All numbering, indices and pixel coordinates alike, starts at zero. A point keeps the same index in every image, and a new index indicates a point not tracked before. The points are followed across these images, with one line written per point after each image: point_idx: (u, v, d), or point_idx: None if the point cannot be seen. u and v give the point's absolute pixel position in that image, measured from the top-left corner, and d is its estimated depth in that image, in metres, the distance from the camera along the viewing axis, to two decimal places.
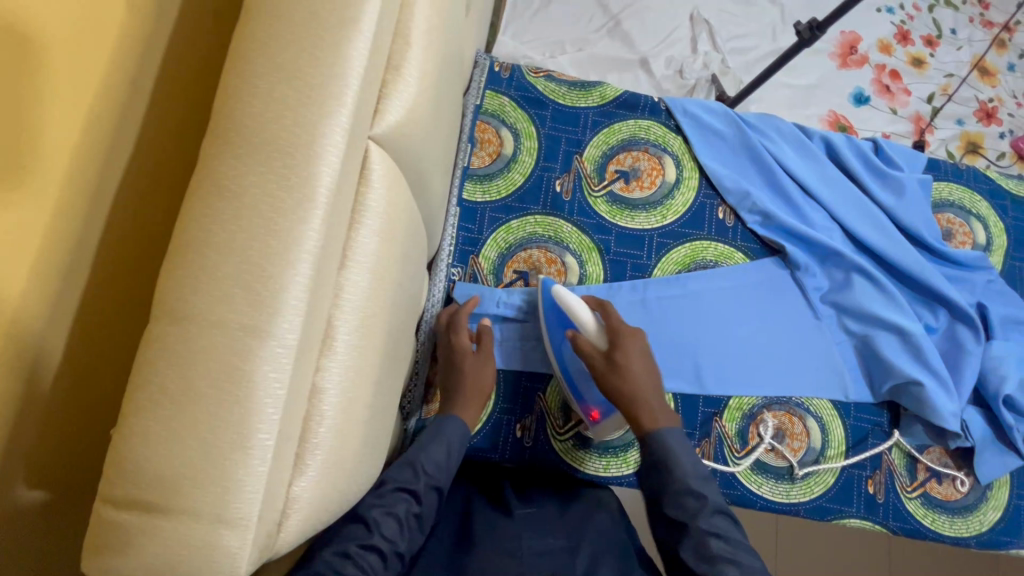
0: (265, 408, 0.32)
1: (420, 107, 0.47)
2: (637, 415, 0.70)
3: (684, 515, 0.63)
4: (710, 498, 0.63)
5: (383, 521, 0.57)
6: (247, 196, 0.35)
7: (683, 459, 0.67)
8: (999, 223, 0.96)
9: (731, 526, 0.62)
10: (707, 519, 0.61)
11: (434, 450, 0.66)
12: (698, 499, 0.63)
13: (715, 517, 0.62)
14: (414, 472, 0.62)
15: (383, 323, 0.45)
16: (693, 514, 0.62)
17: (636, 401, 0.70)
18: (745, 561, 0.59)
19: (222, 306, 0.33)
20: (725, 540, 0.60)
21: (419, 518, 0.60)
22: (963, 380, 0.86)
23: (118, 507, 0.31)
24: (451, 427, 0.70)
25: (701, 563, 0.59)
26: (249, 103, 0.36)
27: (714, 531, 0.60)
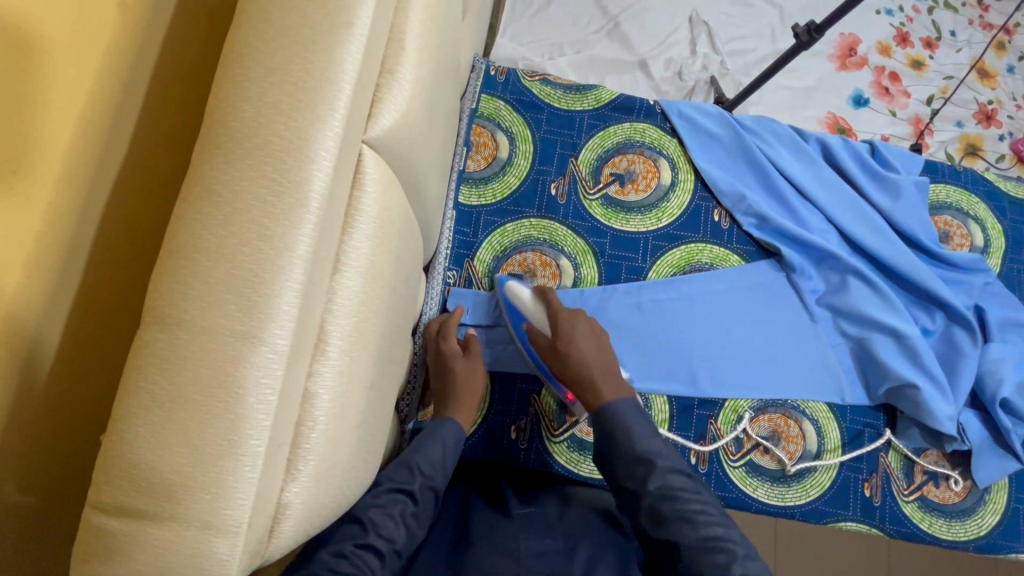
0: (255, 414, 0.32)
1: (413, 111, 0.47)
2: (586, 392, 0.70)
3: (635, 482, 0.61)
4: (659, 459, 0.62)
5: (380, 521, 0.57)
6: (238, 201, 0.34)
7: (631, 423, 0.65)
8: (996, 225, 0.96)
9: (684, 482, 0.61)
10: (657, 482, 0.60)
11: (430, 450, 0.66)
12: (647, 462, 0.61)
13: (665, 477, 0.60)
14: (409, 472, 0.62)
15: (377, 328, 0.45)
16: (644, 479, 0.61)
17: (581, 375, 0.70)
18: (700, 516, 0.57)
19: (212, 312, 0.33)
20: (678, 499, 0.59)
21: (416, 518, 0.60)
22: (959, 383, 0.86)
23: (107, 514, 0.31)
24: (447, 428, 0.69)
25: (659, 527, 0.58)
26: (240, 108, 0.36)
27: (665, 493, 0.59)
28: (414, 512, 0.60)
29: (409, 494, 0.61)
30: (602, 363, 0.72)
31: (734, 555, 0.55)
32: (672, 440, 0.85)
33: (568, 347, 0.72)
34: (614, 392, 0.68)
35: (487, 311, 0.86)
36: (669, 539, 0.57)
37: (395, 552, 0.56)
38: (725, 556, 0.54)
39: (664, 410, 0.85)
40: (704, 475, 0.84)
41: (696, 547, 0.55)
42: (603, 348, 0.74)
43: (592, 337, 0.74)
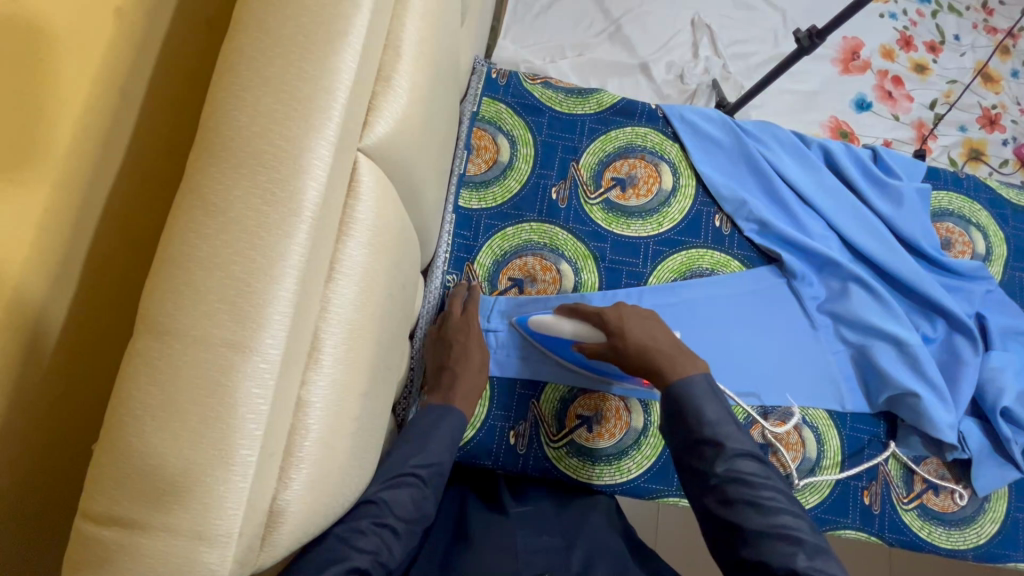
0: (246, 424, 0.32)
1: (410, 118, 0.47)
2: (655, 375, 0.69)
3: (704, 462, 0.61)
4: (729, 442, 0.60)
5: (396, 501, 0.57)
6: (232, 209, 0.34)
7: (702, 404, 0.63)
8: (998, 232, 0.95)
9: (755, 467, 0.59)
10: (724, 466, 0.59)
11: (441, 435, 0.66)
12: (716, 446, 0.60)
13: (735, 462, 0.59)
14: (422, 455, 0.63)
15: (373, 335, 0.45)
16: (711, 460, 0.60)
17: (652, 360, 0.69)
18: (769, 502, 0.56)
19: (204, 321, 0.33)
20: (747, 484, 0.58)
21: (429, 503, 0.61)
22: (960, 391, 0.85)
23: (98, 523, 0.31)
24: (452, 417, 0.69)
25: (724, 508, 0.58)
26: (235, 116, 0.36)
27: (733, 477, 0.58)
28: (427, 497, 0.61)
29: (423, 481, 0.61)
30: (668, 342, 0.71)
31: (802, 545, 0.54)
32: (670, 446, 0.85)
33: (630, 339, 0.71)
34: (686, 367, 0.67)
35: (489, 317, 0.86)
36: (734, 522, 0.57)
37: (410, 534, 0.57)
38: (792, 546, 0.54)
39: None
40: None
41: (760, 533, 0.55)
42: (660, 328, 0.73)
43: (648, 323, 0.73)
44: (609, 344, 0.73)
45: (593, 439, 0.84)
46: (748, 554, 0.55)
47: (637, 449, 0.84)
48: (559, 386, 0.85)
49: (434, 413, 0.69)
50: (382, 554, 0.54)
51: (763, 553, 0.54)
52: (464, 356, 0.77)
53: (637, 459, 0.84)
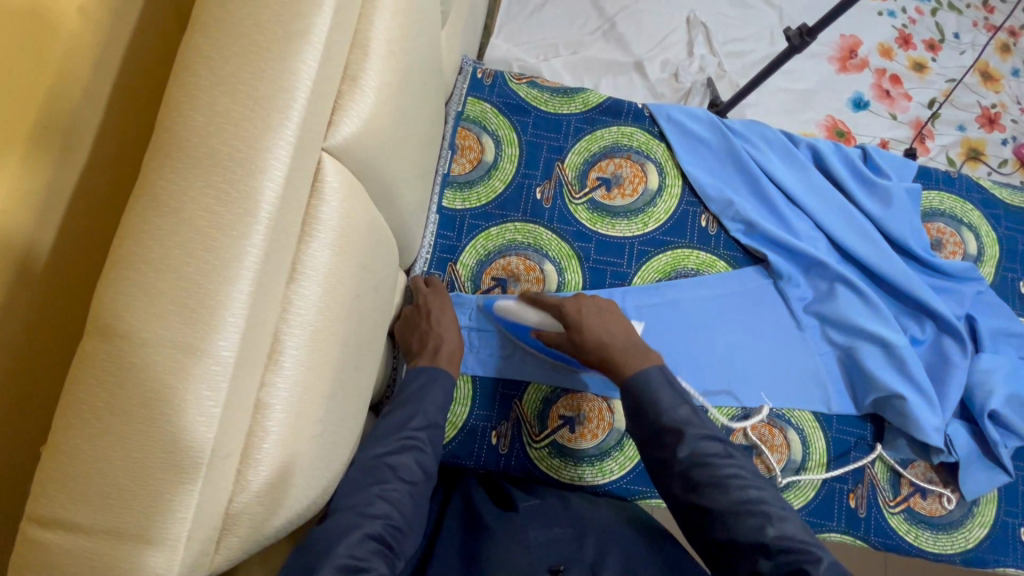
0: (197, 427, 0.32)
1: (379, 118, 0.47)
2: (611, 369, 0.69)
3: (667, 451, 0.61)
4: (688, 426, 0.61)
5: (398, 466, 0.59)
6: (185, 211, 0.34)
7: (658, 394, 0.64)
8: (991, 233, 0.94)
9: (716, 447, 0.60)
10: (687, 450, 0.59)
11: (433, 395, 0.67)
12: (677, 433, 0.61)
13: (697, 446, 0.59)
14: (416, 418, 0.63)
15: (339, 337, 0.45)
16: (674, 448, 0.60)
17: (608, 355, 0.70)
18: (733, 480, 0.57)
19: (154, 323, 0.33)
20: (710, 465, 0.58)
21: (430, 460, 0.62)
22: (948, 395, 0.84)
23: (43, 525, 0.31)
24: (441, 378, 0.69)
25: (692, 494, 0.58)
26: (190, 117, 0.36)
27: (697, 460, 0.59)
28: (427, 455, 0.62)
29: (421, 441, 0.62)
30: (624, 339, 0.71)
31: (771, 517, 0.54)
32: None
33: (585, 333, 0.72)
34: (640, 362, 0.68)
35: (470, 315, 0.86)
36: (704, 506, 0.57)
37: (415, 492, 0.59)
38: (760, 518, 0.54)
39: None
40: None
41: (729, 512, 0.55)
42: (617, 322, 0.74)
43: (606, 319, 0.74)
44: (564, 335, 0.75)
45: (576, 440, 0.84)
46: (723, 535, 0.55)
47: (620, 449, 0.84)
48: (542, 386, 0.85)
49: (421, 377, 0.68)
50: (393, 516, 0.55)
51: (735, 531, 0.55)
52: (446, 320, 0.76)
53: (620, 460, 0.83)
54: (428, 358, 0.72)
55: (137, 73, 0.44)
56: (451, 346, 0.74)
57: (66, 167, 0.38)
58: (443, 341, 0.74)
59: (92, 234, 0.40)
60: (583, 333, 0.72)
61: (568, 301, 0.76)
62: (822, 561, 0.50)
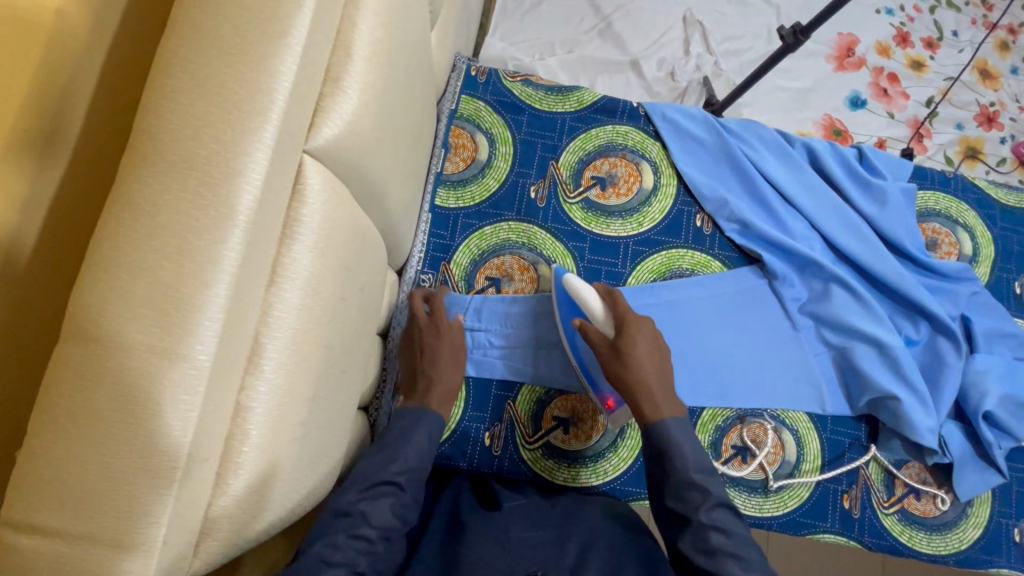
0: (173, 433, 0.32)
1: (364, 118, 0.46)
2: (643, 405, 0.71)
3: (689, 508, 0.63)
4: (712, 492, 0.63)
5: (371, 513, 0.59)
6: (162, 213, 0.34)
7: (685, 451, 0.66)
8: (986, 233, 0.94)
9: (732, 520, 0.62)
10: (707, 514, 0.62)
11: (417, 439, 0.67)
12: (704, 493, 0.63)
13: (716, 513, 0.62)
14: (397, 463, 0.64)
15: (323, 339, 0.44)
16: (698, 507, 0.62)
17: (644, 393, 0.71)
18: (745, 555, 0.59)
19: (129, 327, 0.32)
20: (726, 535, 0.60)
21: (408, 505, 0.63)
22: (942, 396, 0.84)
23: (18, 531, 0.30)
24: (428, 420, 0.70)
25: (702, 557, 0.60)
26: (167, 118, 0.35)
27: (717, 526, 0.61)
28: (406, 501, 0.63)
29: (399, 486, 0.62)
30: (660, 375, 0.73)
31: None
32: None
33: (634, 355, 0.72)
34: (672, 409, 0.70)
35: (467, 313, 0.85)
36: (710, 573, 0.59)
37: (390, 539, 0.60)
38: None
39: None
40: None
41: None
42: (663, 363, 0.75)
43: (653, 350, 0.75)
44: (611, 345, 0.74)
45: (570, 441, 0.83)
46: None
47: (615, 450, 0.84)
48: (536, 387, 0.85)
49: (409, 417, 0.69)
50: (359, 564, 0.56)
51: None
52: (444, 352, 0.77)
53: (614, 461, 0.83)
54: (419, 397, 0.73)
55: (120, 71, 0.43)
56: (446, 389, 0.75)
57: (46, 168, 0.38)
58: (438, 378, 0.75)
59: (71, 236, 0.40)
60: (632, 358, 0.72)
61: (635, 318, 0.75)
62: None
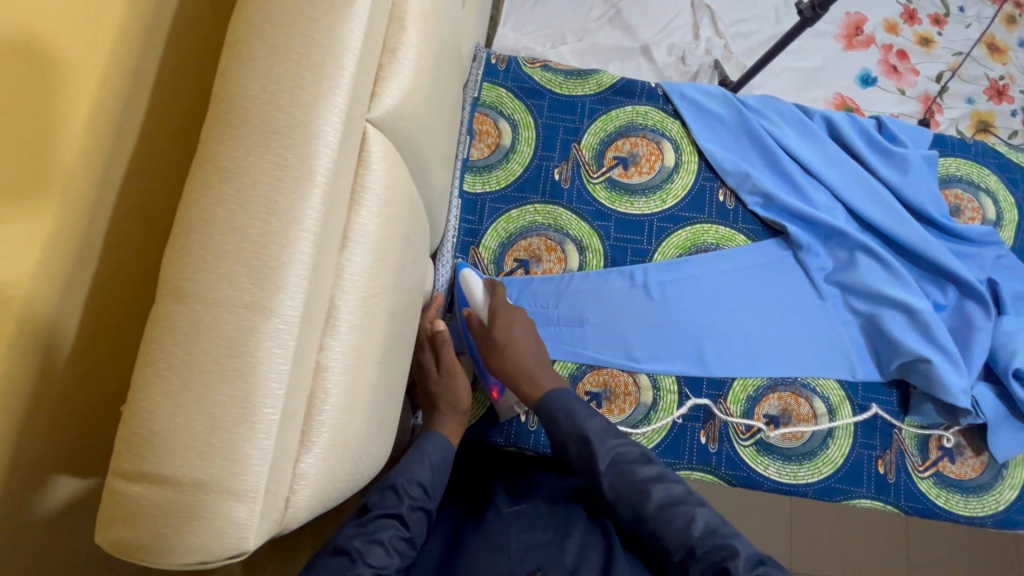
0: (268, 383, 0.34)
1: (415, 91, 0.48)
2: (522, 383, 0.72)
3: (587, 466, 0.61)
4: (603, 437, 0.61)
5: (367, 550, 0.55)
6: (247, 176, 0.35)
7: (571, 408, 0.66)
8: (1010, 198, 0.94)
9: (635, 453, 0.60)
10: (606, 460, 0.59)
11: (418, 469, 0.65)
12: (590, 444, 0.61)
13: (614, 454, 0.60)
14: (397, 495, 0.61)
15: (386, 305, 0.46)
16: (593, 461, 0.60)
17: (520, 372, 0.73)
18: (654, 483, 0.57)
19: (224, 284, 0.34)
20: (630, 470, 0.58)
21: (409, 540, 0.59)
22: (973, 357, 0.85)
23: (128, 479, 0.32)
24: (432, 444, 0.68)
25: (617, 505, 0.57)
26: (245, 87, 0.37)
27: (616, 467, 0.59)
28: (406, 535, 0.59)
29: (399, 516, 0.59)
30: (534, 355, 0.75)
31: (697, 511, 0.54)
32: (682, 421, 0.86)
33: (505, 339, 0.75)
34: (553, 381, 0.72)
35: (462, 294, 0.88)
36: (630, 516, 0.56)
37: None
38: (684, 518, 0.53)
39: (672, 391, 0.86)
40: (715, 455, 0.85)
41: (655, 515, 0.54)
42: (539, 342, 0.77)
43: (529, 332, 0.78)
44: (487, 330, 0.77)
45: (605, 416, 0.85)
46: (653, 543, 0.54)
47: (650, 423, 0.85)
48: (568, 364, 0.86)
49: (412, 448, 0.68)
50: None
51: (663, 537, 0.53)
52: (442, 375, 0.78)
53: (648, 435, 0.85)
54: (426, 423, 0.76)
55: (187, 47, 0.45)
56: (450, 402, 0.77)
57: (120, 145, 0.40)
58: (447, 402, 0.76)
59: (133, 216, 0.42)
60: (507, 341, 0.75)
61: (508, 305, 0.79)
62: (742, 556, 0.48)
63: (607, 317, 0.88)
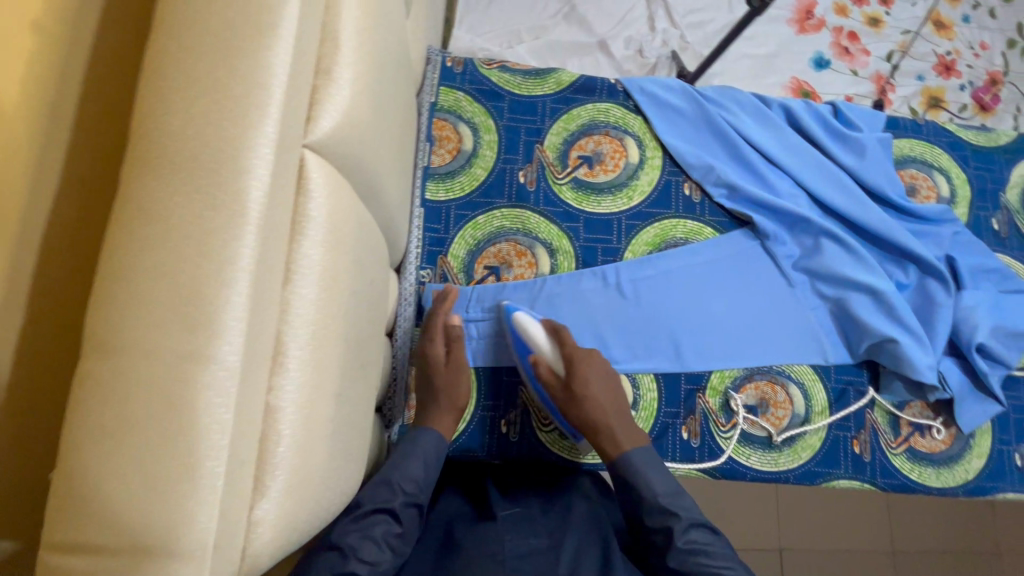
0: (210, 435, 0.31)
1: (356, 111, 0.46)
2: (604, 441, 0.75)
3: (663, 538, 0.67)
4: (685, 516, 0.67)
5: (360, 546, 0.58)
6: (171, 216, 0.33)
7: (648, 475, 0.71)
8: (960, 174, 0.98)
9: (708, 537, 0.66)
10: (683, 538, 0.65)
11: (411, 463, 0.67)
12: (671, 522, 0.67)
13: (691, 534, 0.66)
14: (390, 491, 0.63)
15: (341, 334, 0.44)
16: (672, 538, 0.66)
17: (601, 427, 0.75)
18: (725, 572, 0.63)
19: (153, 334, 0.32)
20: (705, 554, 0.64)
21: (400, 532, 0.61)
22: (937, 334, 0.87)
23: (62, 551, 0.30)
24: (425, 437, 0.70)
25: None
26: (165, 121, 0.35)
27: (693, 550, 0.65)
28: (398, 528, 0.61)
29: (390, 511, 0.61)
30: (611, 404, 0.77)
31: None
32: (662, 419, 0.85)
33: (581, 393, 0.76)
34: (631, 437, 0.75)
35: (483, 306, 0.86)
36: None
37: (377, 570, 0.57)
38: None
39: (652, 389, 0.86)
40: (697, 449, 0.85)
41: None
42: (611, 386, 0.79)
43: (604, 377, 0.79)
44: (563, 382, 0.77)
45: None
46: None
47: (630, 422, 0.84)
48: None
49: (404, 441, 0.70)
50: None
51: None
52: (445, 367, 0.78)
53: None
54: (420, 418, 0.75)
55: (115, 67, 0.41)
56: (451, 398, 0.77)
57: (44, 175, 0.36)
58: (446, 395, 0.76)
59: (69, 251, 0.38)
60: (585, 394, 0.76)
61: (584, 354, 0.79)
62: None
63: (582, 321, 0.87)
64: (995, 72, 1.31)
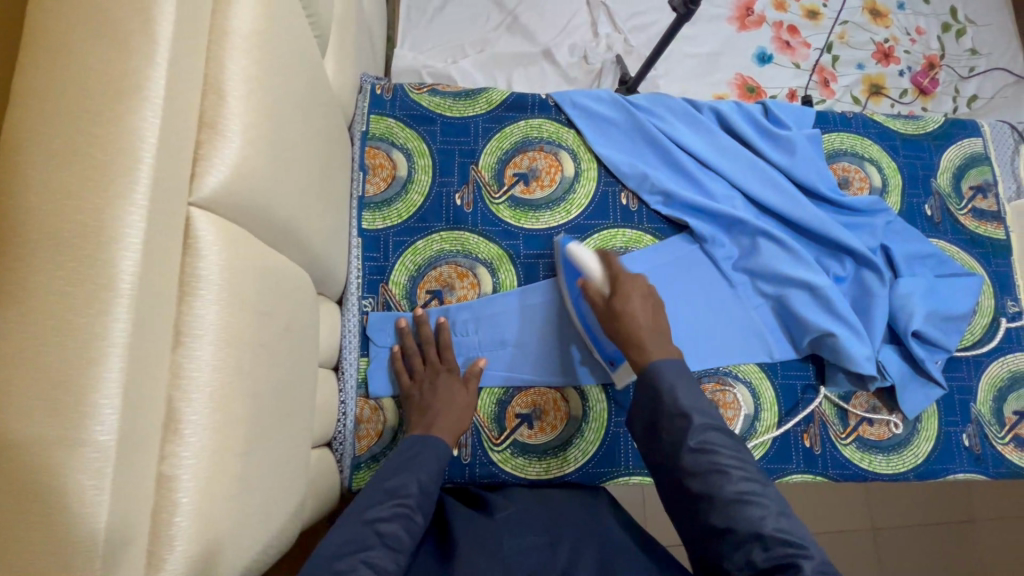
0: (83, 520, 0.31)
1: (251, 162, 0.46)
2: (635, 351, 0.73)
3: (676, 436, 0.64)
4: (700, 417, 0.64)
5: (386, 536, 0.60)
6: (34, 298, 0.33)
7: (676, 386, 0.67)
8: (891, 163, 1.00)
9: (723, 439, 0.63)
10: (697, 438, 0.63)
11: (423, 463, 0.69)
12: (687, 420, 0.64)
13: (706, 435, 0.63)
14: (405, 484, 0.66)
15: (247, 390, 0.44)
16: (684, 435, 0.64)
17: (636, 336, 0.74)
18: (737, 472, 0.60)
19: (17, 422, 0.31)
20: (718, 454, 0.62)
21: (418, 528, 0.63)
22: (873, 324, 0.89)
23: None
24: (434, 443, 0.73)
25: (695, 481, 0.61)
26: (25, 200, 0.34)
27: (706, 448, 0.62)
28: (416, 523, 0.64)
29: (411, 509, 0.64)
30: (652, 322, 0.76)
31: (767, 508, 0.58)
32: (613, 430, 0.86)
33: (621, 306, 0.76)
34: (663, 351, 0.72)
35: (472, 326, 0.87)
36: (704, 492, 0.60)
37: (402, 561, 0.59)
38: (759, 509, 0.57)
39: (600, 399, 0.87)
40: None
41: (729, 501, 0.58)
42: (656, 311, 0.78)
43: (648, 300, 0.79)
44: (607, 299, 0.79)
45: (536, 435, 0.85)
46: (720, 523, 0.58)
47: (580, 436, 0.85)
48: (494, 390, 0.85)
49: (414, 447, 0.72)
50: None
51: (733, 520, 0.57)
52: (459, 385, 0.81)
53: (582, 446, 0.85)
54: (422, 429, 0.75)
55: None
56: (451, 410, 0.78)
57: None
58: (447, 411, 0.78)
59: None
60: (626, 308, 0.77)
61: (629, 274, 0.80)
62: (814, 558, 0.54)
63: (527, 340, 0.87)
64: (932, 56, 1.35)
